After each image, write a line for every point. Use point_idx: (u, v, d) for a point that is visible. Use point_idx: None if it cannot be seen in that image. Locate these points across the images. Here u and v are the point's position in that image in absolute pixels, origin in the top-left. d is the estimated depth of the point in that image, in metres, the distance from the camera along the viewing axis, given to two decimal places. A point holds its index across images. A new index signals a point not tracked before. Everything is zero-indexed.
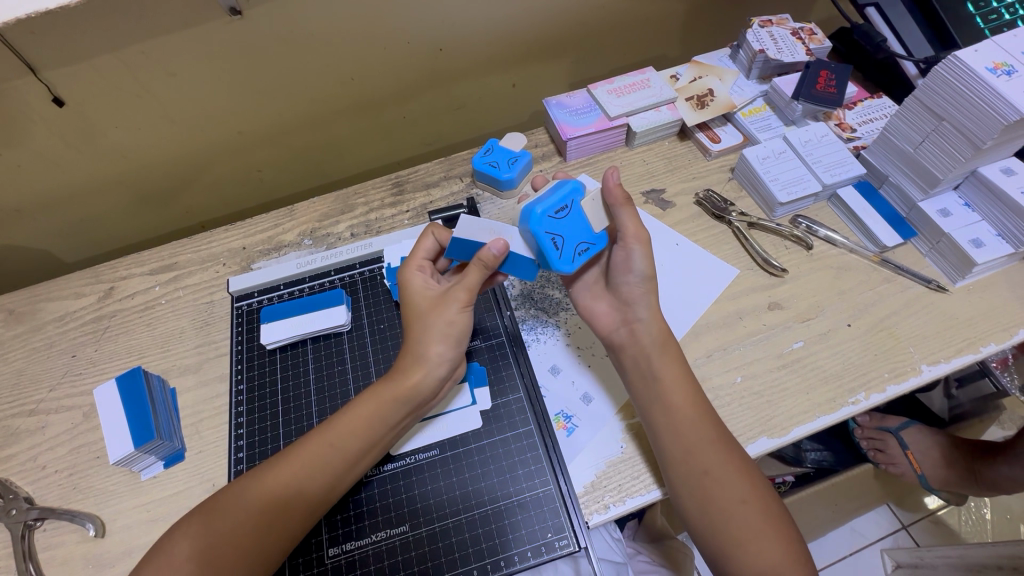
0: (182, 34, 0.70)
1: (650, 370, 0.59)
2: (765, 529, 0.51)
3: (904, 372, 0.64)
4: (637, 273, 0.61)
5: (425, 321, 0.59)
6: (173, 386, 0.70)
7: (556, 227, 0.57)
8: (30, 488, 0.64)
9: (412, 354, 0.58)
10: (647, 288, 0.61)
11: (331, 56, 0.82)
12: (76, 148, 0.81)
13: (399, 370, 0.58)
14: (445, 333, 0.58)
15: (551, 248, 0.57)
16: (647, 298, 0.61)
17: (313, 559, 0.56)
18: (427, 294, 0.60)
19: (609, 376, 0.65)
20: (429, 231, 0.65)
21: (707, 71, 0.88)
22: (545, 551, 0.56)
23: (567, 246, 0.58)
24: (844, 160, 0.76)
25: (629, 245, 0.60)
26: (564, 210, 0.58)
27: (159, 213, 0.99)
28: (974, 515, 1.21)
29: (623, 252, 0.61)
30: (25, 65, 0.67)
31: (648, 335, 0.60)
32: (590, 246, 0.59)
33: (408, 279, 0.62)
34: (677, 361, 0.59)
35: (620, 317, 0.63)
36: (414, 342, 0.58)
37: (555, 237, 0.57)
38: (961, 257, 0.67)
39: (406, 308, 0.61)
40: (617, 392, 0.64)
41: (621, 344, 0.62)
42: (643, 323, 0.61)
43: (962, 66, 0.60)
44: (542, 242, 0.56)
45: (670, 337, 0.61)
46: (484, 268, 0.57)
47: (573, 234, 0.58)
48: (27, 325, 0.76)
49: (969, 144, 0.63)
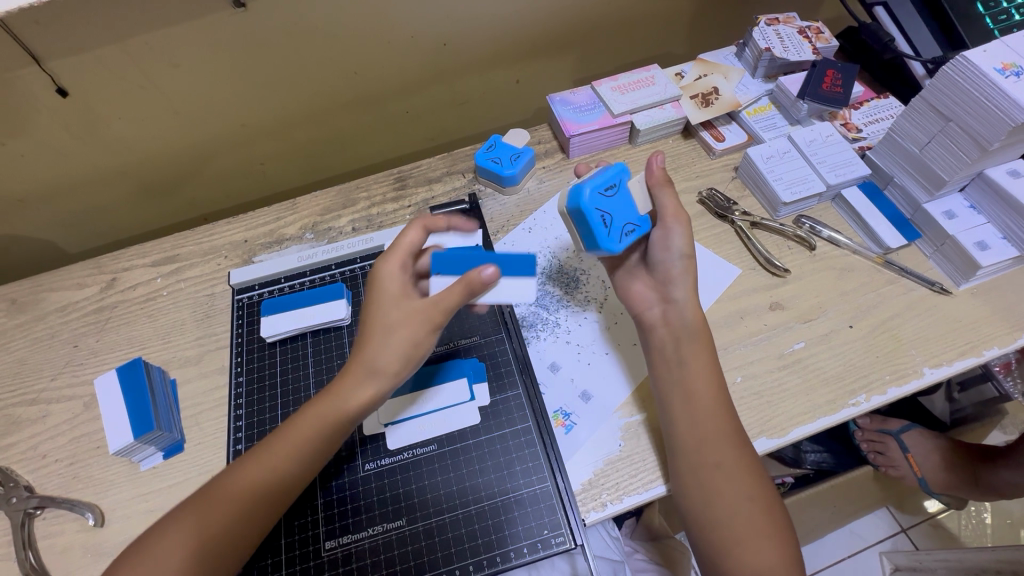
0: (185, 26, 0.70)
1: (678, 354, 0.59)
2: (763, 529, 0.51)
3: (905, 374, 0.64)
4: (676, 251, 0.60)
5: (392, 330, 0.55)
6: (174, 377, 0.70)
7: (605, 205, 0.59)
8: (30, 476, 0.64)
9: (365, 367, 0.55)
10: (685, 266, 0.60)
11: (336, 50, 0.82)
12: (81, 139, 0.81)
13: (343, 387, 0.55)
14: (410, 353, 0.55)
15: (600, 225, 0.58)
16: (684, 278, 0.60)
17: (309, 552, 0.56)
18: (400, 299, 0.56)
19: (637, 358, 0.65)
20: (419, 224, 0.62)
21: (712, 69, 0.87)
22: (541, 548, 0.55)
23: (615, 223, 0.59)
24: (849, 161, 0.75)
25: (670, 224, 0.61)
26: (613, 189, 0.59)
27: (162, 205, 0.99)
28: (974, 520, 1.21)
29: (660, 233, 0.61)
30: (29, 54, 0.67)
31: (682, 318, 0.60)
32: (635, 228, 0.61)
33: (382, 268, 0.58)
34: (706, 346, 0.59)
35: (655, 295, 0.63)
36: (370, 354, 0.55)
37: (603, 214, 0.58)
38: (965, 259, 0.67)
39: (372, 298, 0.58)
40: (637, 369, 0.65)
41: (651, 325, 0.62)
42: (678, 304, 0.60)
43: (971, 66, 0.60)
44: (591, 216, 0.58)
45: (705, 323, 0.60)
46: (468, 290, 0.54)
47: (620, 214, 0.60)
48: (30, 314, 0.77)
49: (976, 145, 0.62)
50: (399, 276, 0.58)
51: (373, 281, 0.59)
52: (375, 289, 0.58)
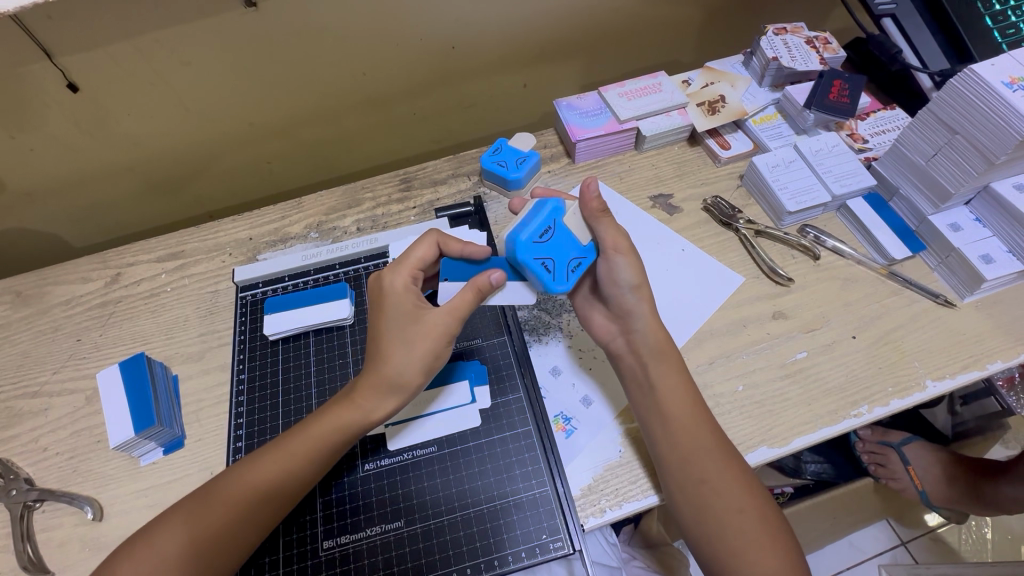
0: (196, 24, 0.71)
1: (648, 378, 0.58)
2: (763, 539, 0.51)
3: (908, 386, 0.64)
4: (624, 283, 0.60)
5: (410, 343, 0.55)
6: (176, 373, 0.70)
7: (543, 251, 0.57)
8: (30, 469, 0.64)
9: (387, 385, 0.55)
10: (639, 298, 0.60)
11: (345, 51, 0.82)
12: (90, 134, 0.81)
13: (363, 400, 0.55)
14: (429, 366, 0.56)
15: (541, 271, 0.57)
16: (643, 308, 0.60)
17: (307, 551, 0.56)
18: (414, 315, 0.56)
19: (612, 378, 0.65)
20: (432, 237, 0.60)
21: (719, 77, 0.87)
22: (540, 552, 0.55)
23: (559, 265, 0.58)
24: (855, 171, 0.75)
25: (612, 257, 0.59)
26: (547, 233, 0.58)
27: (169, 201, 0.99)
28: (974, 534, 1.20)
29: (605, 264, 0.60)
30: (41, 49, 0.68)
31: (646, 342, 0.60)
32: (581, 261, 0.59)
33: (389, 282, 0.58)
34: (676, 368, 0.59)
35: (617, 326, 0.62)
36: (388, 366, 0.55)
37: (545, 260, 0.57)
38: (970, 272, 0.67)
39: (382, 314, 0.57)
40: (616, 396, 0.63)
41: (617, 354, 0.62)
42: (640, 333, 0.60)
43: (978, 79, 0.60)
44: (532, 266, 0.56)
45: (668, 347, 0.60)
46: (479, 295, 0.56)
47: (562, 254, 0.58)
48: (34, 307, 0.77)
49: (982, 158, 0.62)
50: (410, 291, 0.58)
51: (381, 296, 0.58)
52: (384, 301, 0.58)
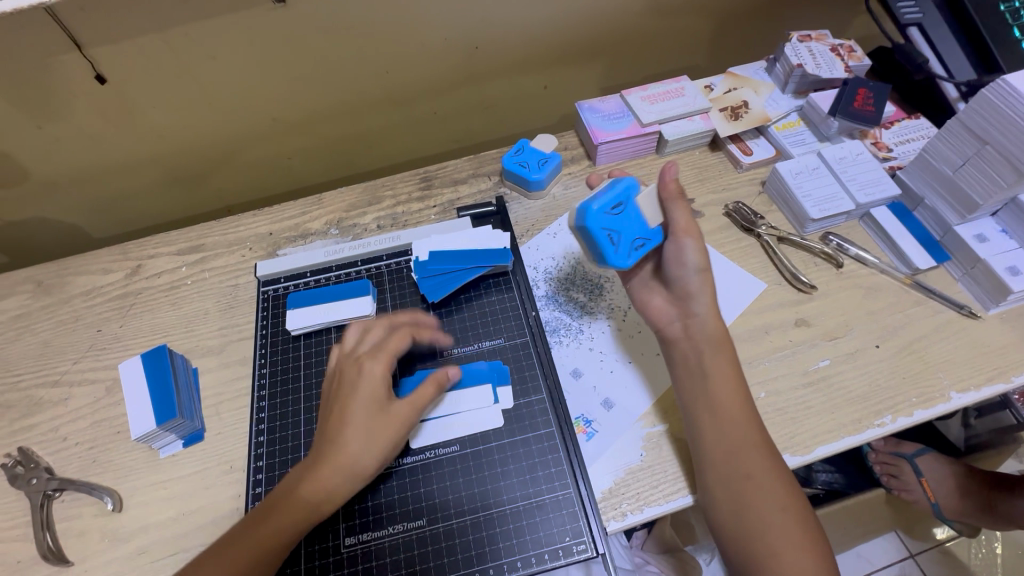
0: (224, 18, 0.71)
1: (701, 367, 0.58)
2: (789, 547, 0.51)
3: (932, 398, 0.63)
4: (690, 266, 0.60)
5: (368, 435, 0.53)
6: (196, 366, 0.70)
7: (613, 224, 0.59)
8: (50, 458, 0.65)
9: (346, 466, 0.53)
10: (702, 282, 0.60)
11: (370, 48, 0.83)
12: (114, 126, 0.82)
13: (340, 441, 0.53)
14: (394, 442, 0.55)
15: (607, 242, 0.59)
16: (704, 296, 0.60)
17: (328, 548, 0.56)
18: (373, 399, 0.55)
19: (658, 369, 0.65)
20: (405, 331, 0.61)
21: (742, 83, 0.87)
22: (563, 555, 0.55)
23: (625, 240, 0.60)
24: (879, 180, 0.75)
25: (681, 239, 0.61)
26: (619, 208, 0.60)
27: (188, 195, 1.00)
28: (984, 548, 1.19)
29: (674, 246, 0.61)
30: (72, 40, 0.68)
31: (703, 331, 0.59)
32: (646, 242, 0.61)
33: (353, 375, 0.56)
34: (729, 361, 0.58)
35: (677, 310, 0.62)
36: (343, 447, 0.53)
37: (611, 233, 0.59)
38: (996, 284, 0.67)
39: (343, 397, 0.55)
40: (658, 380, 0.64)
41: (673, 339, 0.61)
42: (699, 318, 0.60)
43: (1011, 90, 0.60)
44: (599, 237, 0.58)
45: (726, 341, 0.59)
46: (439, 387, 0.58)
47: (631, 231, 0.60)
48: (55, 297, 0.77)
49: (1012, 170, 0.62)
50: (383, 378, 0.56)
51: (345, 383, 0.56)
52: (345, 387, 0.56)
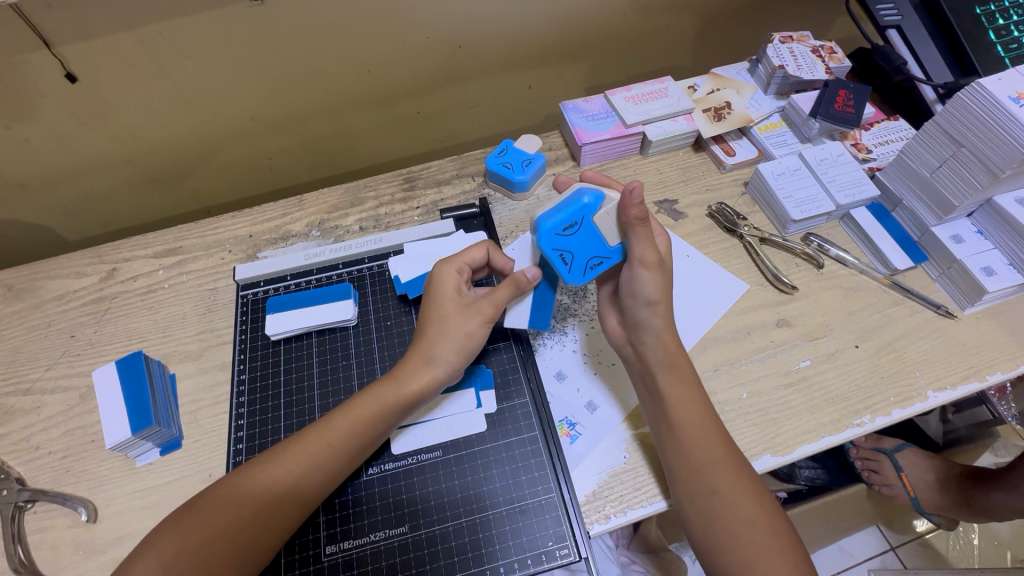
0: (200, 16, 0.70)
1: (656, 386, 0.58)
2: (774, 549, 0.51)
3: (910, 396, 0.64)
4: (643, 298, 0.59)
5: (445, 322, 0.59)
6: (173, 372, 0.69)
7: (565, 243, 0.58)
8: (21, 468, 0.63)
9: (421, 355, 0.58)
10: (653, 314, 0.59)
11: (351, 47, 0.81)
12: (86, 126, 0.80)
13: (403, 371, 0.58)
14: (461, 344, 0.58)
15: (558, 263, 0.59)
16: (656, 323, 0.59)
17: (309, 556, 0.55)
18: (455, 297, 0.60)
19: (624, 379, 0.65)
20: (483, 245, 0.65)
21: (725, 84, 0.88)
22: (545, 560, 0.55)
23: (579, 260, 0.59)
24: (859, 181, 0.76)
25: (637, 269, 0.58)
26: (573, 226, 0.58)
27: (166, 195, 0.97)
28: (962, 540, 1.22)
29: (629, 275, 0.59)
30: (40, 38, 0.66)
31: (654, 358, 0.59)
32: (603, 261, 0.60)
33: (441, 274, 0.62)
34: (689, 377, 0.58)
35: (628, 335, 0.62)
36: (427, 343, 0.58)
37: (564, 252, 0.59)
38: (971, 284, 0.68)
39: (431, 300, 0.61)
40: (623, 398, 0.63)
41: (627, 361, 0.62)
42: (648, 347, 0.60)
43: (986, 93, 0.60)
44: (550, 257, 0.58)
45: (677, 362, 0.59)
46: (515, 288, 0.59)
47: (585, 250, 0.59)
48: (27, 301, 0.75)
49: (986, 172, 0.63)
50: (455, 278, 0.61)
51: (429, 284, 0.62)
52: (432, 288, 0.62)
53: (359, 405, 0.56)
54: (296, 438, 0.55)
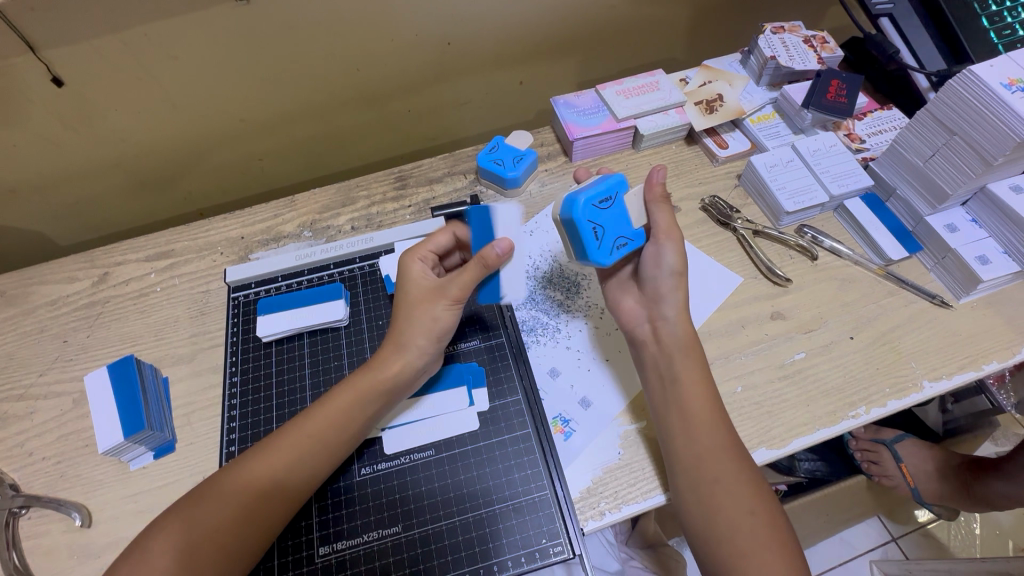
0: (184, 17, 0.69)
1: (671, 370, 0.58)
2: (768, 545, 0.50)
3: (906, 387, 0.64)
4: (666, 268, 0.61)
5: (413, 308, 0.59)
6: (166, 375, 0.69)
7: (599, 219, 0.59)
8: (15, 475, 0.63)
9: (392, 343, 0.58)
10: (676, 284, 0.61)
11: (339, 46, 0.81)
12: (75, 130, 0.79)
13: (383, 365, 0.58)
14: (429, 328, 0.58)
15: (591, 237, 0.58)
16: (676, 295, 0.61)
17: (302, 557, 0.55)
18: (422, 282, 0.60)
19: (630, 369, 0.65)
20: (448, 227, 0.65)
21: (717, 76, 0.87)
22: (539, 557, 0.55)
23: (608, 238, 0.60)
24: (853, 171, 0.75)
25: (661, 241, 0.61)
26: (608, 202, 0.59)
27: (158, 198, 0.97)
28: (964, 530, 1.22)
29: (653, 248, 0.62)
30: (24, 42, 0.65)
31: (672, 337, 0.60)
32: (628, 242, 0.61)
33: (407, 266, 0.62)
34: (684, 374, 0.58)
35: (646, 312, 0.63)
36: (397, 331, 0.58)
37: (596, 227, 0.58)
38: (966, 273, 0.67)
39: (399, 292, 0.61)
40: (633, 384, 0.64)
41: (643, 339, 0.62)
42: (668, 322, 0.60)
43: (977, 80, 0.60)
44: (585, 229, 0.58)
45: (694, 342, 0.60)
46: (483, 266, 0.57)
47: (614, 228, 0.60)
48: (19, 307, 0.75)
49: (979, 159, 0.62)
50: (421, 266, 0.62)
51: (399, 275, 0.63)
52: (400, 279, 0.62)
53: (337, 397, 0.57)
54: (279, 434, 0.55)
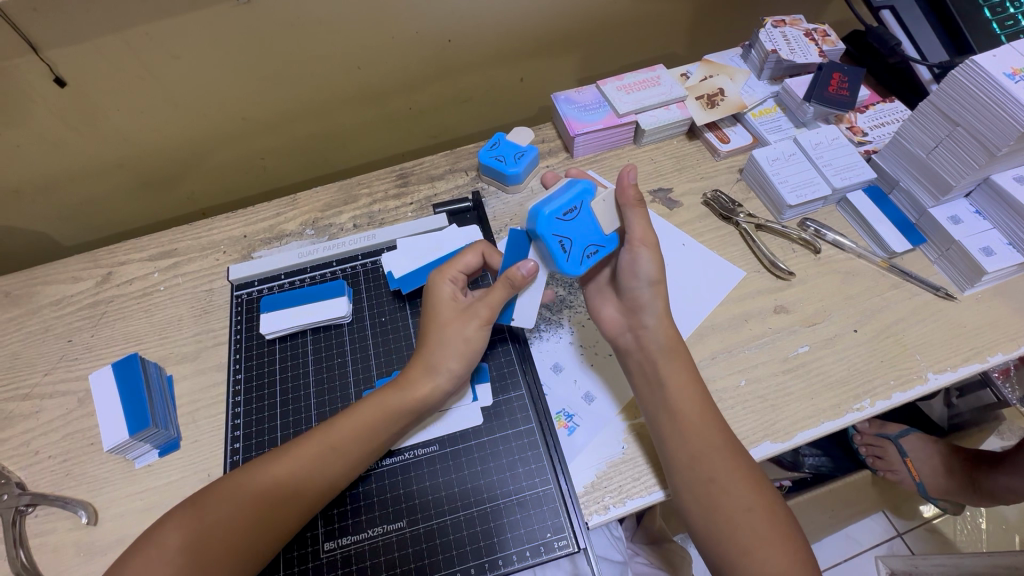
0: (186, 17, 0.69)
1: (658, 375, 0.58)
2: (773, 538, 0.50)
3: (910, 379, 0.64)
4: (643, 277, 0.60)
5: (444, 330, 0.58)
6: (170, 373, 0.69)
7: (565, 230, 0.56)
8: (22, 473, 0.63)
9: (421, 364, 0.58)
10: (654, 294, 0.60)
11: (339, 44, 0.81)
12: (78, 130, 0.80)
13: None
14: (461, 349, 0.58)
15: (558, 252, 0.56)
16: (657, 305, 0.60)
17: (308, 553, 0.55)
18: (453, 304, 0.60)
19: (616, 372, 0.64)
20: (477, 248, 0.65)
21: (718, 71, 0.87)
22: (544, 551, 0.55)
23: (577, 249, 0.57)
24: (855, 164, 0.75)
25: (636, 249, 0.59)
26: (573, 212, 0.57)
27: (161, 198, 0.97)
28: (970, 525, 1.21)
29: (628, 256, 0.60)
30: (26, 42, 0.66)
31: (656, 343, 0.59)
32: (600, 249, 0.59)
33: (436, 287, 0.62)
34: (686, 368, 0.58)
35: (627, 321, 0.62)
36: (426, 352, 0.58)
37: (563, 240, 0.56)
38: (970, 265, 0.67)
39: (428, 314, 0.61)
40: (622, 388, 0.63)
41: (627, 348, 0.62)
42: (650, 330, 0.60)
43: (980, 71, 0.60)
44: (551, 245, 0.56)
45: (679, 348, 0.59)
46: (509, 286, 0.56)
47: (583, 238, 0.57)
48: (24, 307, 0.75)
49: (983, 151, 0.62)
50: (451, 288, 0.62)
51: (426, 296, 0.62)
52: (428, 300, 0.62)
53: (359, 411, 0.56)
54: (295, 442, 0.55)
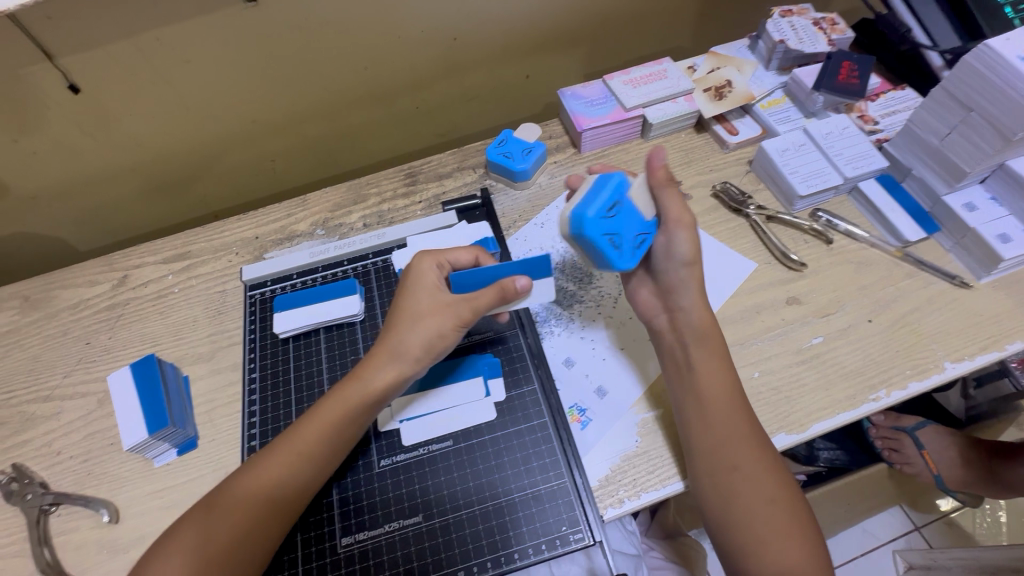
0: (196, 21, 0.70)
1: (689, 359, 0.58)
2: (788, 530, 0.50)
3: (927, 369, 0.63)
4: (678, 257, 0.59)
5: (418, 319, 0.57)
6: (187, 373, 0.70)
7: (611, 228, 0.56)
8: (45, 473, 0.64)
9: (388, 351, 0.57)
10: (689, 274, 0.60)
11: (347, 44, 0.81)
12: (92, 135, 0.81)
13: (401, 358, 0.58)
14: (431, 343, 0.57)
15: (609, 248, 0.56)
16: (691, 284, 0.60)
17: (325, 548, 0.56)
18: (432, 294, 0.59)
19: (644, 355, 0.65)
20: (472, 248, 0.64)
21: (724, 62, 0.86)
22: (560, 544, 0.55)
23: (625, 241, 0.57)
24: (866, 152, 0.75)
25: (673, 229, 0.59)
26: (613, 210, 0.57)
27: (174, 202, 0.99)
28: (989, 518, 1.20)
29: (664, 239, 0.60)
30: (41, 50, 0.67)
31: (690, 325, 0.59)
32: (645, 236, 0.59)
33: (421, 269, 0.61)
34: (706, 359, 0.57)
35: (662, 303, 0.62)
36: (395, 339, 0.57)
37: (612, 236, 0.56)
38: (987, 252, 0.66)
39: (405, 295, 0.60)
40: (635, 381, 0.63)
41: (660, 330, 0.62)
42: (685, 311, 0.60)
43: (994, 55, 0.59)
44: (601, 243, 0.55)
45: (712, 329, 0.59)
46: (501, 295, 0.58)
47: (627, 230, 0.58)
48: (43, 311, 0.77)
49: (998, 136, 0.61)
50: (435, 275, 0.61)
51: (407, 275, 0.61)
52: (409, 281, 0.61)
53: (322, 409, 0.56)
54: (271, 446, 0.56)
